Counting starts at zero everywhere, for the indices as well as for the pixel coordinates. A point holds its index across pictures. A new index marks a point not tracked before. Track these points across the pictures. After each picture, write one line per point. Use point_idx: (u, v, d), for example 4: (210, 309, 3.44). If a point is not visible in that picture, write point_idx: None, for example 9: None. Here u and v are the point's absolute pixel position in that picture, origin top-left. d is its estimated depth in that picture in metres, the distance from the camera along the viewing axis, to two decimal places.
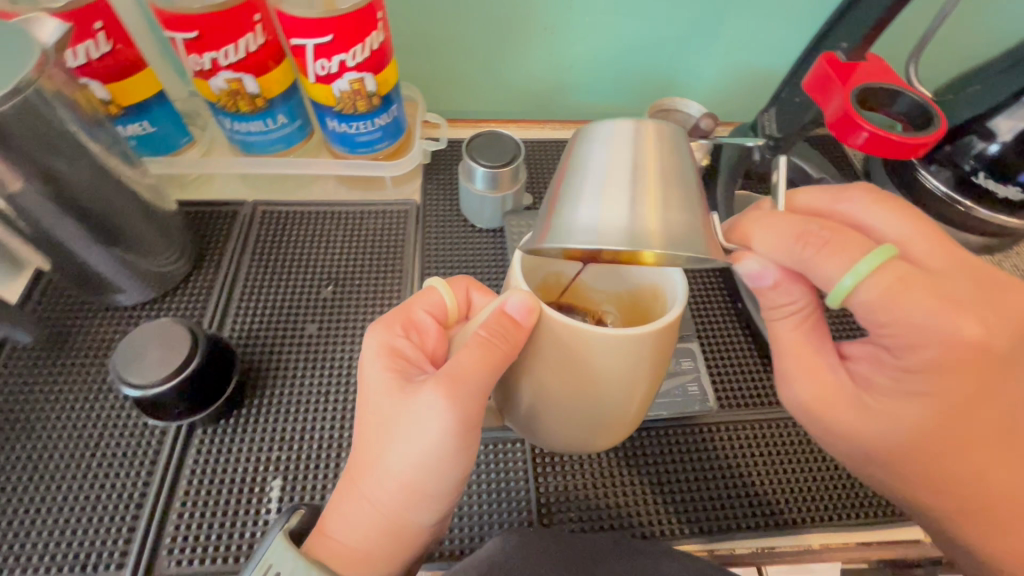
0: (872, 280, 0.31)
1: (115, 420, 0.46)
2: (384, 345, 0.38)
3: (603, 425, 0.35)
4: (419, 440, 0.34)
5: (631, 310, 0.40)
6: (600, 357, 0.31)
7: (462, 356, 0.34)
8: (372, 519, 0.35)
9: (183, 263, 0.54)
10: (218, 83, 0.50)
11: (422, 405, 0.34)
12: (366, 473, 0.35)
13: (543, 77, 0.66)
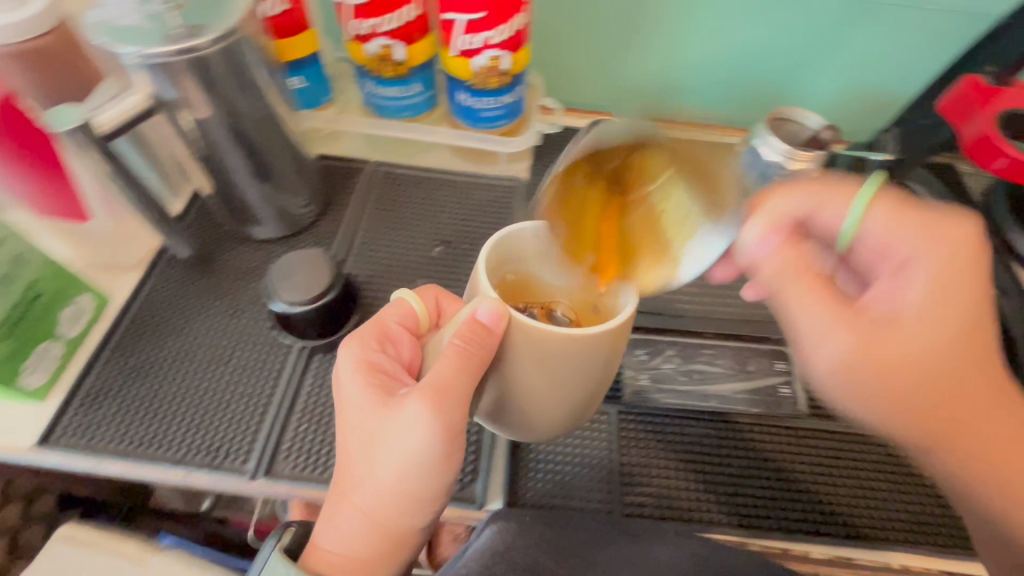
0: (870, 214, 0.37)
1: (248, 335, 0.51)
2: (362, 361, 0.40)
3: (574, 409, 0.40)
4: (400, 451, 0.37)
5: (581, 307, 0.44)
6: (561, 354, 0.34)
7: (442, 367, 0.36)
8: (361, 523, 0.38)
9: (312, 208, 0.59)
10: (372, 49, 0.55)
11: (407, 414, 0.37)
12: (356, 484, 0.38)
13: (661, 76, 0.68)
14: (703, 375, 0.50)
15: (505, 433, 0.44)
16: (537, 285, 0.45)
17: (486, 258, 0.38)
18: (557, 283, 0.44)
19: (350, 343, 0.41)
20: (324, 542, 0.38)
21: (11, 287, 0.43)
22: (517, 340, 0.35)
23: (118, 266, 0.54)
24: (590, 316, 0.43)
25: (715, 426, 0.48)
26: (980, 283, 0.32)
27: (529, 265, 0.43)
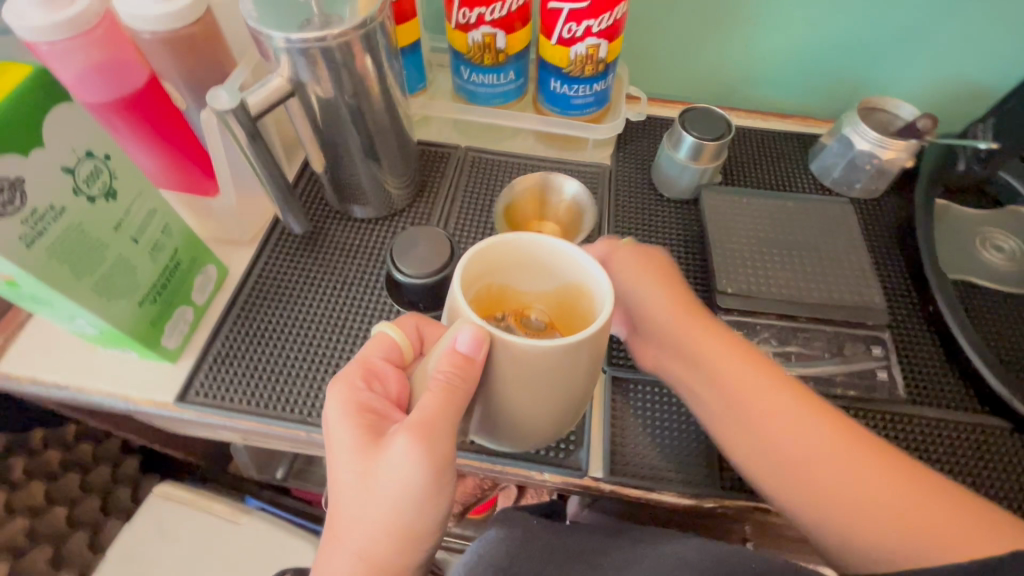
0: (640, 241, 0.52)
1: (356, 307, 0.55)
2: (350, 403, 0.39)
3: (554, 416, 0.41)
4: (390, 491, 0.36)
5: (559, 308, 0.43)
6: (549, 367, 0.35)
7: (425, 405, 0.36)
8: (354, 565, 0.37)
9: (409, 191, 0.62)
10: (476, 37, 0.58)
11: (396, 452, 0.36)
12: (347, 524, 0.37)
13: (743, 67, 0.69)
14: (798, 359, 0.51)
15: (492, 440, 0.45)
16: (513, 292, 0.44)
17: (463, 272, 0.38)
18: (533, 290, 0.44)
19: (335, 387, 0.39)
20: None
21: (161, 255, 0.47)
22: (500, 361, 0.35)
23: (233, 240, 0.58)
24: (568, 316, 0.43)
25: None
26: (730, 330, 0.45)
27: (504, 276, 0.42)
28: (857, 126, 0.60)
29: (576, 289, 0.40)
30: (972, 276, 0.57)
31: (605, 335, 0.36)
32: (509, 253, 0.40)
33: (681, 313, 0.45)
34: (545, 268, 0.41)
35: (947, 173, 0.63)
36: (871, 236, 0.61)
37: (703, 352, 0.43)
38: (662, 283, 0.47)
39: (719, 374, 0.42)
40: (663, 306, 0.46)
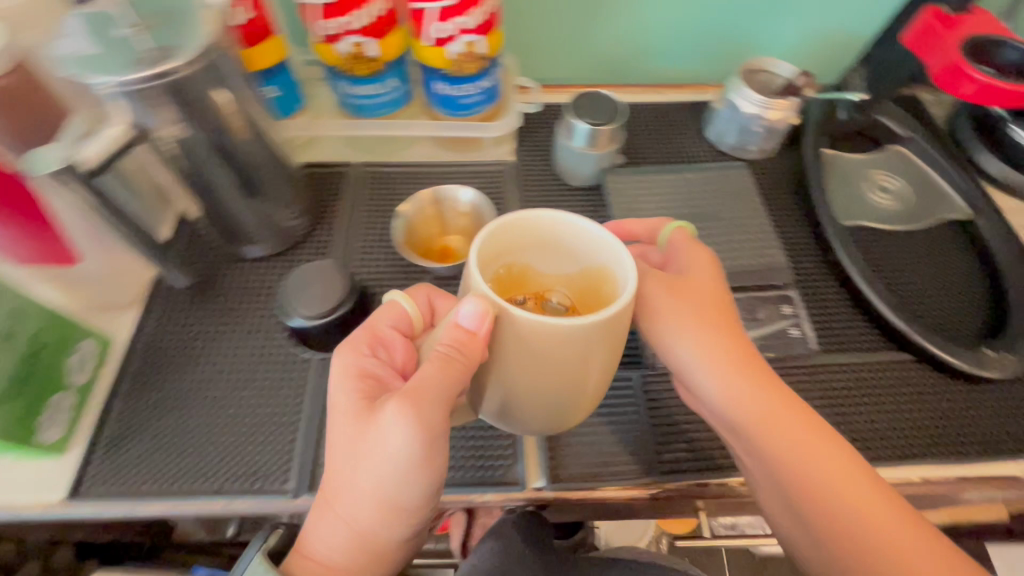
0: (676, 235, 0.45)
1: (264, 355, 0.51)
2: (352, 367, 0.39)
3: (562, 406, 0.38)
4: (377, 459, 0.36)
5: (581, 292, 0.40)
6: (550, 350, 0.33)
7: (424, 370, 0.35)
8: (344, 533, 0.39)
9: (305, 220, 0.58)
10: (343, 48, 0.53)
11: (388, 420, 0.36)
12: (340, 495, 0.38)
13: (629, 42, 0.68)
14: None
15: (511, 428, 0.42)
16: (534, 275, 0.41)
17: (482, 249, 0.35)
18: (553, 271, 0.41)
19: (342, 350, 0.38)
20: (314, 542, 0.39)
21: (15, 344, 0.42)
22: (506, 342, 0.33)
23: (114, 305, 0.52)
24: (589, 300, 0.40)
25: None
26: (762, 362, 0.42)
27: (524, 254, 0.39)
28: (741, 91, 0.61)
29: (597, 271, 0.38)
30: (864, 219, 0.60)
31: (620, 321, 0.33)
32: (529, 231, 0.37)
33: (733, 362, 0.41)
34: (566, 247, 0.38)
35: (831, 123, 0.65)
36: (771, 195, 0.63)
37: (752, 406, 0.40)
38: (713, 311, 0.42)
39: (765, 435, 0.39)
40: (710, 357, 0.41)
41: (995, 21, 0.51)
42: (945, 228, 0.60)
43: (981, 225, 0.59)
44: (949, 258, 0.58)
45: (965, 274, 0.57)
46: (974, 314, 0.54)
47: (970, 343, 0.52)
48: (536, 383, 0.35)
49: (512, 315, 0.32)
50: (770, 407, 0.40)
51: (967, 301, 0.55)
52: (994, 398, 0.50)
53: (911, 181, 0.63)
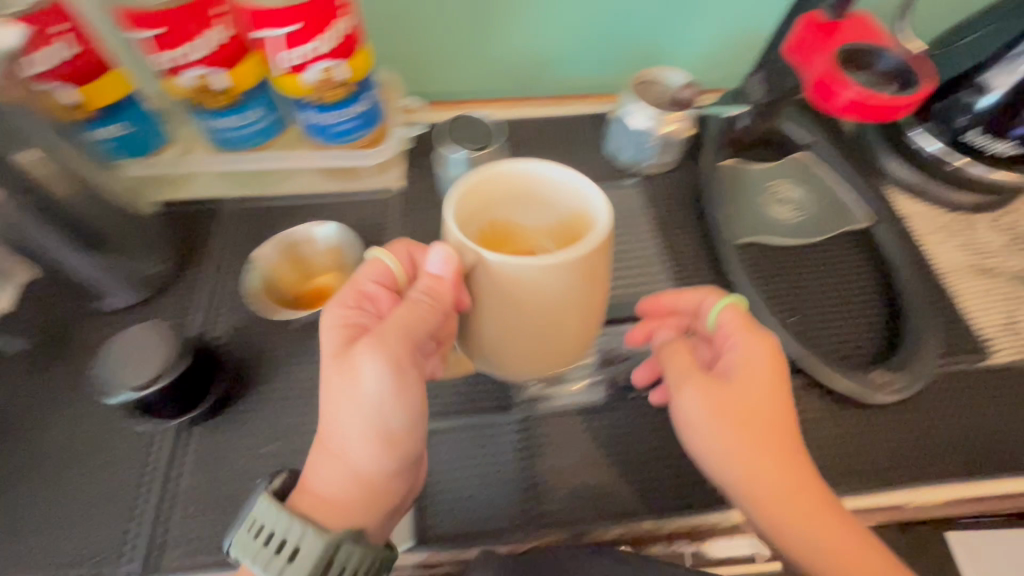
0: (728, 312, 0.42)
1: (111, 421, 0.47)
2: (339, 320, 0.39)
3: (549, 345, 0.40)
4: (355, 404, 0.37)
5: (561, 239, 0.41)
6: (536, 292, 0.35)
7: (400, 314, 0.37)
8: (340, 471, 0.39)
9: (169, 265, 0.54)
10: (189, 81, 0.49)
11: (364, 367, 0.37)
12: (327, 435, 0.38)
13: (523, 56, 0.65)
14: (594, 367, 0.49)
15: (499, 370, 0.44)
16: (519, 233, 0.42)
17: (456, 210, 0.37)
18: (532, 224, 0.42)
19: (330, 308, 0.39)
20: (313, 488, 0.39)
21: None
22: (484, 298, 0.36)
23: None
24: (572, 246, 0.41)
25: (616, 415, 0.49)
26: (793, 440, 0.38)
27: (502, 210, 0.41)
28: (629, 108, 0.59)
29: (575, 218, 0.39)
30: (764, 234, 0.58)
31: (596, 261, 0.35)
32: (503, 182, 0.39)
33: (759, 447, 0.37)
34: (543, 196, 0.40)
35: (732, 132, 0.63)
36: (666, 213, 0.60)
37: (767, 490, 0.37)
38: (752, 402, 0.38)
39: (771, 515, 0.37)
40: (733, 445, 0.38)
41: (874, 27, 0.49)
42: (845, 239, 0.59)
43: (879, 235, 0.57)
44: (849, 270, 0.57)
45: (863, 288, 0.56)
46: (870, 331, 0.53)
47: (862, 364, 0.51)
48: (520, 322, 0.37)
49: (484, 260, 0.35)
50: (789, 486, 0.37)
51: (865, 317, 0.54)
52: (886, 419, 0.48)
53: (813, 190, 0.61)
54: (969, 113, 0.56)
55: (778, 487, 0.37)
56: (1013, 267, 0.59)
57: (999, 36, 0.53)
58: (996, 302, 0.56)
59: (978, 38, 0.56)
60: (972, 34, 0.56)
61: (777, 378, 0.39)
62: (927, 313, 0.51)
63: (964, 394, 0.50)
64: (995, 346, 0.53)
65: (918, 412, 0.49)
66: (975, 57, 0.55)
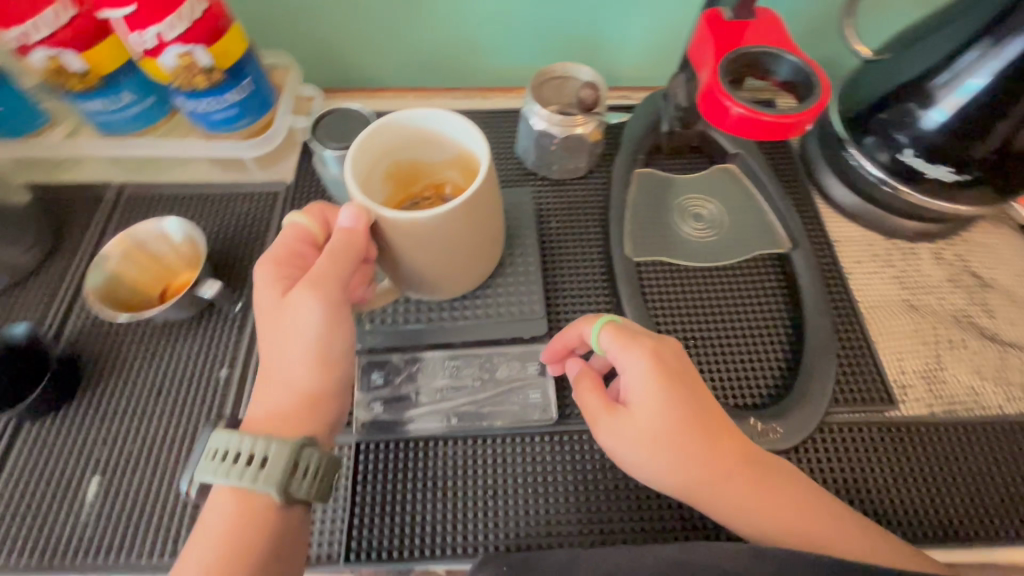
0: (609, 332, 0.37)
1: None
2: (269, 278, 0.38)
3: (473, 260, 0.43)
4: (297, 335, 0.37)
5: (464, 172, 0.44)
6: (451, 226, 0.38)
7: (320, 262, 0.37)
8: (287, 395, 0.37)
9: (35, 251, 0.52)
10: (38, 61, 0.47)
11: (296, 306, 0.37)
12: (274, 358, 0.37)
13: (440, 40, 0.63)
14: (445, 392, 0.45)
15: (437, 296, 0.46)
16: (426, 165, 0.45)
17: (354, 170, 0.38)
18: (436, 160, 0.44)
19: (261, 267, 0.38)
20: (256, 417, 0.37)
21: None
22: (402, 241, 0.37)
23: None
24: (470, 176, 0.44)
25: (469, 445, 0.44)
26: (722, 422, 0.37)
27: (406, 153, 0.42)
28: (532, 106, 0.53)
29: (468, 156, 0.41)
30: (664, 254, 0.53)
31: (484, 199, 0.39)
32: (399, 133, 0.40)
33: (689, 451, 0.35)
34: (438, 139, 0.41)
35: (650, 137, 0.57)
36: (566, 222, 0.55)
37: (715, 492, 0.36)
38: (673, 417, 0.35)
39: (731, 505, 0.35)
40: (665, 464, 0.36)
41: (784, 29, 0.42)
42: (761, 262, 0.53)
43: (796, 260, 0.51)
44: (756, 298, 0.51)
45: (770, 318, 0.50)
46: (766, 368, 0.48)
47: (747, 407, 0.46)
48: (452, 246, 0.40)
49: (387, 220, 0.36)
50: (732, 473, 0.35)
51: (762, 352, 0.49)
52: None
53: (731, 207, 0.56)
54: (910, 133, 0.49)
55: (725, 473, 0.35)
56: (950, 305, 0.52)
57: (944, 42, 0.46)
58: (920, 345, 0.50)
59: (924, 42, 0.48)
60: (920, 37, 0.49)
61: (682, 379, 0.36)
62: (826, 355, 0.46)
63: (863, 448, 0.45)
64: (906, 395, 0.47)
65: (809, 466, 0.44)
66: (917, 67, 0.48)
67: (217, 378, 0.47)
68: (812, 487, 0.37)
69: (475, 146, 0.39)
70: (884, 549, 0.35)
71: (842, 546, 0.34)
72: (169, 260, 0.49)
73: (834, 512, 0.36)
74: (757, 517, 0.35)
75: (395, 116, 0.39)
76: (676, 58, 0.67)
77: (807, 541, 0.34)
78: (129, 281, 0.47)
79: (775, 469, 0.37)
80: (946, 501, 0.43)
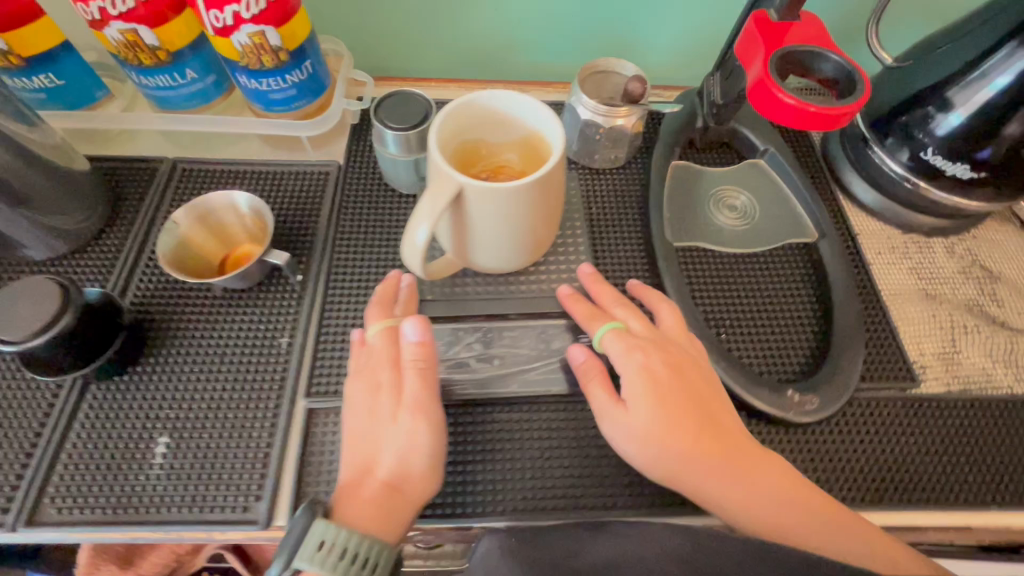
0: (613, 335, 0.45)
1: (13, 374, 0.46)
2: (361, 401, 0.42)
3: (537, 236, 0.45)
4: (402, 450, 0.40)
5: (528, 154, 0.47)
6: (529, 199, 0.41)
7: (413, 387, 0.42)
8: (378, 493, 0.39)
9: (93, 221, 0.54)
10: (113, 34, 0.48)
11: (400, 428, 0.41)
12: (373, 462, 0.40)
13: (485, 34, 0.66)
14: (502, 362, 0.47)
15: (493, 270, 0.49)
16: (487, 147, 0.47)
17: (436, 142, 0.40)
18: (501, 141, 0.47)
19: (353, 388, 0.43)
20: (348, 509, 0.38)
21: None
22: (478, 211, 0.40)
23: None
24: (534, 159, 0.47)
25: (526, 411, 0.46)
26: (707, 417, 0.42)
27: (476, 132, 0.45)
28: (579, 96, 0.56)
29: (536, 137, 0.44)
30: (699, 240, 0.57)
31: (557, 176, 0.41)
32: (475, 111, 0.43)
33: (671, 446, 0.40)
34: (508, 120, 0.44)
35: (685, 131, 0.60)
36: (607, 209, 0.58)
37: (696, 481, 0.40)
38: (660, 413, 0.41)
39: (719, 495, 0.39)
40: (656, 448, 0.40)
41: (824, 29, 0.46)
42: (789, 251, 0.57)
43: (823, 249, 0.55)
44: (786, 284, 0.55)
45: (800, 302, 0.54)
46: (798, 348, 0.51)
47: (783, 381, 0.49)
48: (523, 220, 0.42)
49: (469, 187, 0.38)
50: (720, 466, 0.40)
51: (794, 334, 0.52)
52: (799, 440, 0.47)
53: (761, 199, 0.59)
54: (933, 133, 0.53)
55: (715, 465, 0.40)
56: (963, 294, 0.56)
57: (965, 50, 0.50)
58: (937, 330, 0.54)
59: (945, 50, 0.52)
60: (941, 45, 0.53)
61: (670, 376, 0.43)
62: (855, 336, 0.49)
63: (889, 421, 0.48)
64: (926, 374, 0.51)
65: (839, 436, 0.47)
66: (939, 73, 0.52)
67: (279, 345, 0.49)
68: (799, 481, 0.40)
69: (547, 126, 0.42)
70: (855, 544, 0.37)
71: (808, 538, 0.37)
72: (236, 232, 0.52)
73: (811, 505, 0.39)
74: (747, 511, 0.39)
75: (476, 95, 0.42)
76: (705, 60, 0.70)
77: (791, 527, 0.38)
78: (196, 245, 0.50)
79: (762, 463, 0.40)
80: (966, 471, 0.47)
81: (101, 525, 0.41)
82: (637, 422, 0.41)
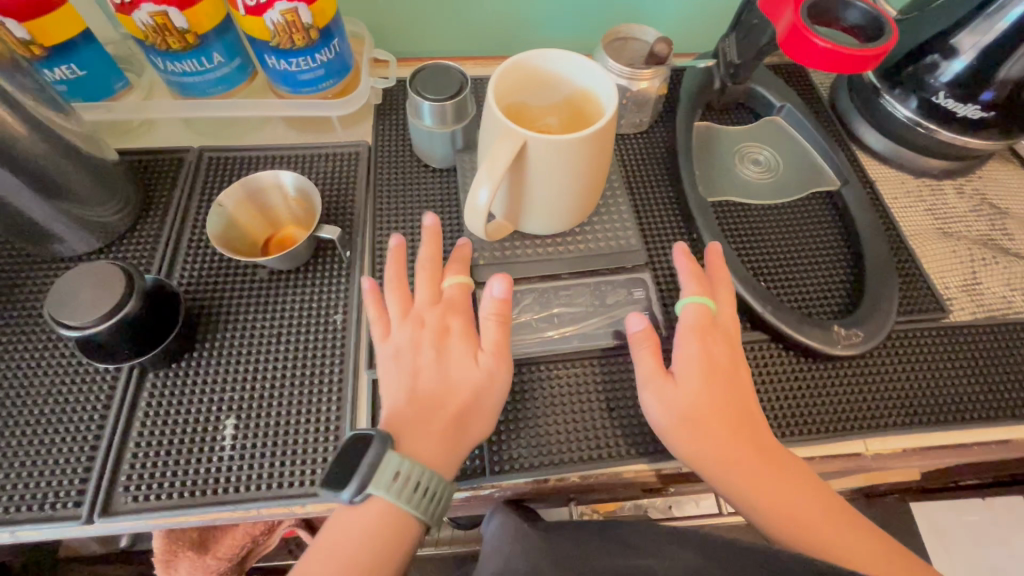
0: (697, 305, 0.46)
1: (67, 367, 0.46)
2: (425, 342, 0.43)
3: (591, 190, 0.46)
4: (475, 387, 0.41)
5: (571, 116, 0.48)
6: (606, 142, 0.42)
7: (491, 331, 0.43)
8: (447, 428, 0.40)
9: (127, 213, 0.53)
10: (142, 17, 0.48)
11: (478, 367, 0.42)
12: (441, 398, 0.41)
13: (499, 12, 0.67)
14: (560, 319, 0.49)
15: (540, 229, 0.50)
16: (530, 111, 0.48)
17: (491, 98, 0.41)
18: (544, 103, 0.48)
19: (407, 331, 0.43)
20: (419, 442, 0.39)
21: None
22: (540, 159, 0.41)
23: None
24: (575, 123, 0.48)
25: (586, 366, 0.48)
26: (737, 394, 0.43)
27: (529, 89, 0.46)
28: (604, 61, 0.57)
29: (584, 98, 0.45)
30: (729, 194, 0.59)
31: (613, 131, 0.42)
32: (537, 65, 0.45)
33: (699, 417, 0.41)
34: (556, 79, 0.46)
35: (704, 93, 0.62)
36: (638, 171, 0.59)
37: (705, 455, 0.40)
38: (704, 387, 0.42)
39: (726, 476, 0.40)
40: (691, 413, 0.41)
41: None
42: (814, 201, 0.59)
43: (847, 196, 0.57)
44: (818, 228, 0.57)
45: (833, 244, 0.56)
46: (835, 288, 0.53)
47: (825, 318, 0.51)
48: (584, 173, 0.43)
49: (534, 139, 0.40)
50: (735, 447, 0.40)
51: (829, 276, 0.54)
52: (846, 374, 0.49)
53: (782, 153, 0.62)
54: (939, 80, 0.55)
55: (733, 443, 0.41)
56: (976, 230, 0.59)
57: None
58: (957, 264, 0.57)
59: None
60: None
61: (715, 355, 0.44)
62: (889, 274, 0.52)
63: (928, 351, 0.51)
64: (954, 304, 0.54)
65: (884, 367, 0.50)
66: (945, 22, 0.55)
67: (334, 322, 0.49)
68: (810, 485, 0.40)
69: (597, 82, 0.43)
70: (841, 535, 0.38)
71: (791, 518, 0.38)
72: (282, 213, 0.52)
73: (816, 504, 0.39)
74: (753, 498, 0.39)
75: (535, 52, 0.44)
76: (712, 26, 0.72)
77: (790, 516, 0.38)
78: (240, 227, 0.50)
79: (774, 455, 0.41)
80: (1001, 391, 0.50)
81: (178, 508, 0.41)
82: (686, 383, 0.42)
